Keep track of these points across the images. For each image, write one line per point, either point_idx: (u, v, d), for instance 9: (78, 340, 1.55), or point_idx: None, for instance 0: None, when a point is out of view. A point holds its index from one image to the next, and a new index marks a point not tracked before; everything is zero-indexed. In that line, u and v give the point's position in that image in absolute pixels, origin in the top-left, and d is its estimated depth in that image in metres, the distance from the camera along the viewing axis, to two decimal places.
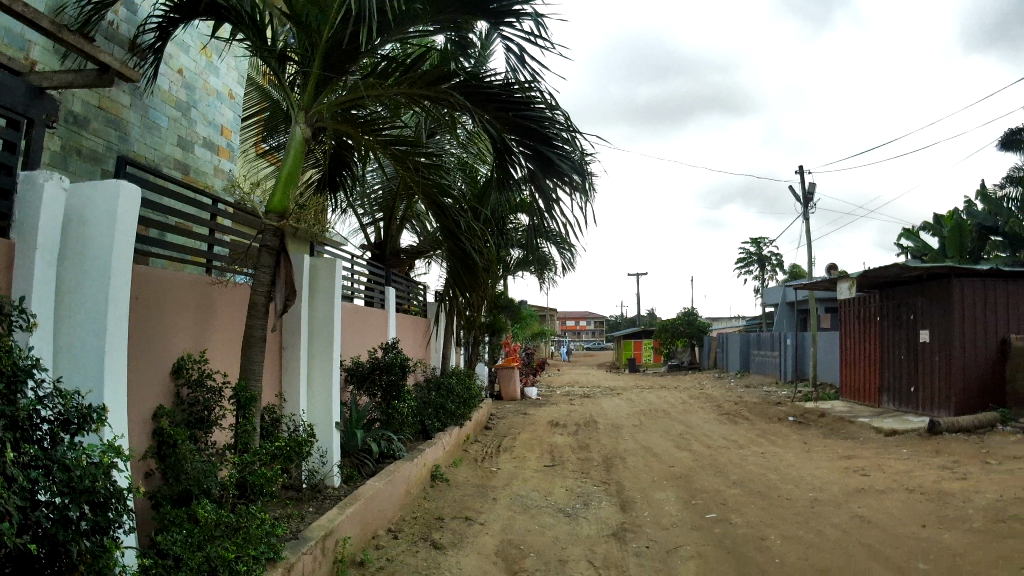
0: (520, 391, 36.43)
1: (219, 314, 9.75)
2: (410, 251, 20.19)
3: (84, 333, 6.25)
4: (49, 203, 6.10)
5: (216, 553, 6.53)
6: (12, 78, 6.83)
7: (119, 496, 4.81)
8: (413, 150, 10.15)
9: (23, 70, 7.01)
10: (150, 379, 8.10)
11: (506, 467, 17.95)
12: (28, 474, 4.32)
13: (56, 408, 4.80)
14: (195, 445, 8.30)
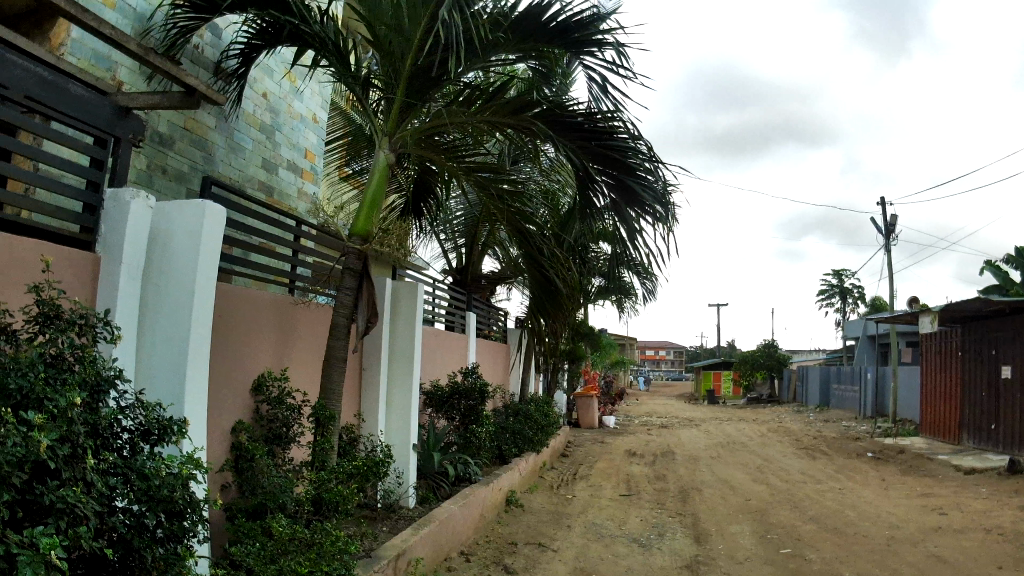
0: (599, 420, 36.31)
1: (301, 334, 9.94)
2: (489, 276, 20.32)
3: (165, 348, 6.43)
4: (135, 220, 6.33)
5: (290, 567, 6.64)
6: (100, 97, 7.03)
7: (196, 507, 4.92)
8: (496, 177, 10.19)
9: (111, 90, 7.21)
10: (230, 394, 8.28)
11: (582, 495, 17.90)
12: (107, 481, 4.45)
13: (137, 419, 4.96)
14: (273, 461, 8.45)
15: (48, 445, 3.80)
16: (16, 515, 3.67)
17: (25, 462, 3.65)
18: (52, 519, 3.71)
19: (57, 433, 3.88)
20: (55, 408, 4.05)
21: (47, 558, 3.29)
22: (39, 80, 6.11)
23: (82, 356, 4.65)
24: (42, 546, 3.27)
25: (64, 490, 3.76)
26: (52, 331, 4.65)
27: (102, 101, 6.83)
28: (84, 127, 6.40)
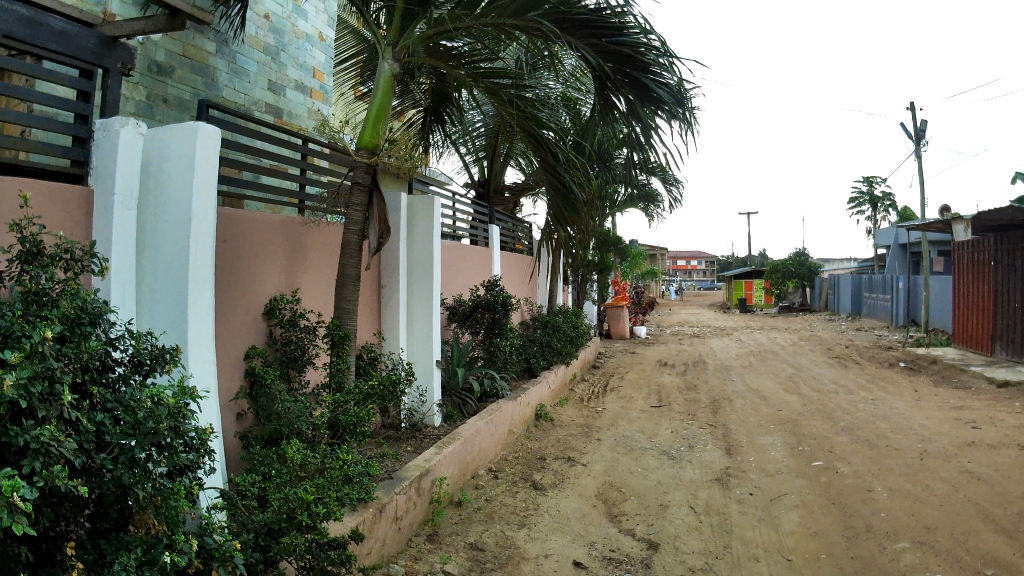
0: (631, 331, 36.18)
1: (312, 254, 9.76)
2: (515, 189, 20.01)
3: (165, 274, 6.25)
4: (127, 146, 6.15)
5: (295, 497, 5.61)
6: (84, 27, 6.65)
7: (194, 438, 4.59)
8: (512, 83, 9.85)
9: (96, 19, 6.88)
10: (241, 319, 8.13)
11: (612, 407, 17.78)
12: (93, 418, 4.15)
13: (128, 350, 4.70)
14: (288, 386, 8.30)
15: (22, 384, 3.59)
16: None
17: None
18: (28, 461, 3.48)
19: (32, 367, 3.70)
20: (30, 345, 3.82)
21: (12, 502, 3.15)
22: (21, 21, 5.78)
23: (65, 291, 4.41)
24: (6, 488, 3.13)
25: (41, 430, 3.55)
26: (34, 266, 4.46)
27: (90, 32, 6.38)
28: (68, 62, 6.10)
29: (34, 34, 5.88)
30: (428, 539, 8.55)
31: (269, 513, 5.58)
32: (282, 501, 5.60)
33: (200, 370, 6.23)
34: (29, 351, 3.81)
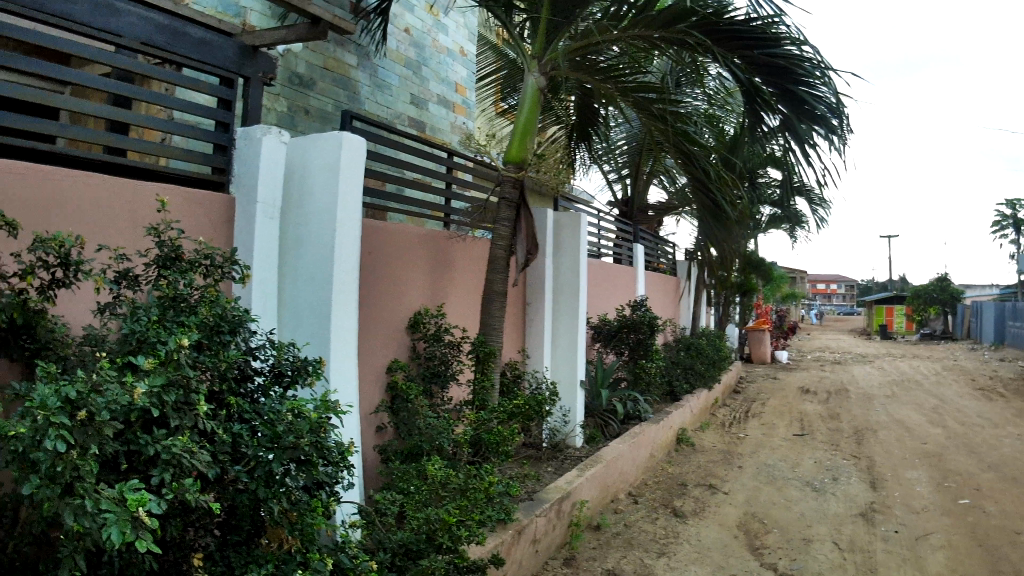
0: (771, 355, 35.25)
1: (457, 268, 9.60)
2: (658, 207, 19.62)
3: (308, 285, 6.14)
4: (270, 155, 6.05)
5: (435, 517, 5.34)
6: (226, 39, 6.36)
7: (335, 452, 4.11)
8: (659, 98, 9.44)
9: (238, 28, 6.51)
10: (383, 332, 8.01)
11: (753, 434, 17.21)
12: (228, 430, 3.88)
13: (269, 359, 4.51)
14: (430, 402, 8.12)
15: (155, 393, 3.35)
16: (121, 463, 3.29)
17: (127, 410, 3.22)
18: (156, 471, 3.22)
19: (167, 375, 3.50)
20: (165, 351, 3.62)
21: (138, 518, 2.90)
22: (161, 28, 5.71)
23: (203, 297, 4.26)
24: (132, 503, 2.89)
25: (174, 439, 3.26)
26: (172, 271, 4.35)
27: (231, 40, 6.28)
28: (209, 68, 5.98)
29: (172, 43, 5.80)
30: (566, 564, 8.26)
31: (407, 532, 5.28)
32: (420, 521, 5.30)
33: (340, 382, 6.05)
34: (164, 358, 3.61)
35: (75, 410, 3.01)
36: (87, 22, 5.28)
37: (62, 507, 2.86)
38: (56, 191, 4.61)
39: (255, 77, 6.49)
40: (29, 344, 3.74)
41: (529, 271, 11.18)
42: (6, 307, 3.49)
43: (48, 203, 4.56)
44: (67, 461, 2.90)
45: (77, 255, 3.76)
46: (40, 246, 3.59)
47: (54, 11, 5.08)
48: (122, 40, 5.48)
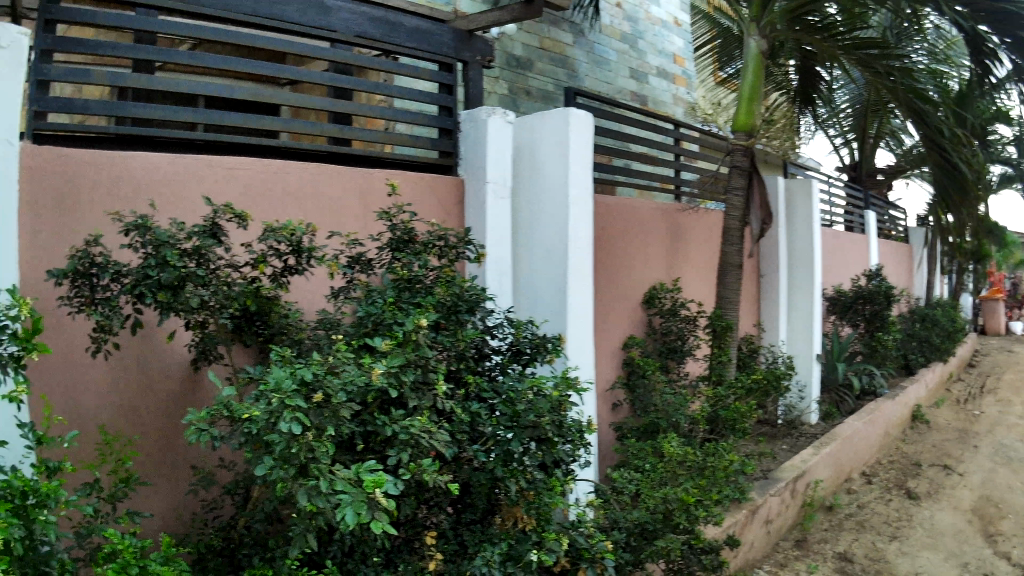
0: (1004, 325, 33.24)
1: (689, 242, 8.60)
2: (888, 172, 18.60)
3: (546, 263, 5.58)
4: (499, 136, 5.38)
5: (672, 496, 4.61)
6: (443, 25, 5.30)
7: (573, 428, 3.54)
8: (883, 54, 8.64)
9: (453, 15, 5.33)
10: (611, 309, 7.06)
11: (993, 410, 16.25)
12: (467, 408, 3.39)
13: (506, 338, 3.93)
14: (668, 378, 7.10)
15: (391, 372, 2.96)
16: (356, 443, 2.99)
17: (364, 391, 2.90)
18: (392, 453, 2.95)
19: (404, 356, 3.03)
20: (403, 331, 3.14)
21: (374, 497, 2.75)
22: (376, 20, 4.83)
23: (440, 276, 3.87)
24: (368, 482, 2.72)
25: (414, 420, 2.96)
26: (407, 253, 3.94)
27: (447, 24, 5.31)
28: (423, 54, 5.13)
29: (388, 34, 4.93)
30: (797, 545, 7.97)
31: (642, 510, 4.60)
32: (656, 499, 4.61)
33: (586, 354, 5.54)
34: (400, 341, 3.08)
35: (311, 392, 2.80)
36: (299, 20, 4.48)
37: (294, 488, 2.70)
38: (282, 188, 4.17)
39: (477, 63, 5.50)
40: (261, 329, 3.41)
41: (767, 243, 10.15)
42: (241, 294, 3.08)
43: (263, 189, 4.08)
44: (301, 442, 2.70)
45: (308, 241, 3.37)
46: (269, 235, 3.28)
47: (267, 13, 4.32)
48: (334, 33, 4.66)
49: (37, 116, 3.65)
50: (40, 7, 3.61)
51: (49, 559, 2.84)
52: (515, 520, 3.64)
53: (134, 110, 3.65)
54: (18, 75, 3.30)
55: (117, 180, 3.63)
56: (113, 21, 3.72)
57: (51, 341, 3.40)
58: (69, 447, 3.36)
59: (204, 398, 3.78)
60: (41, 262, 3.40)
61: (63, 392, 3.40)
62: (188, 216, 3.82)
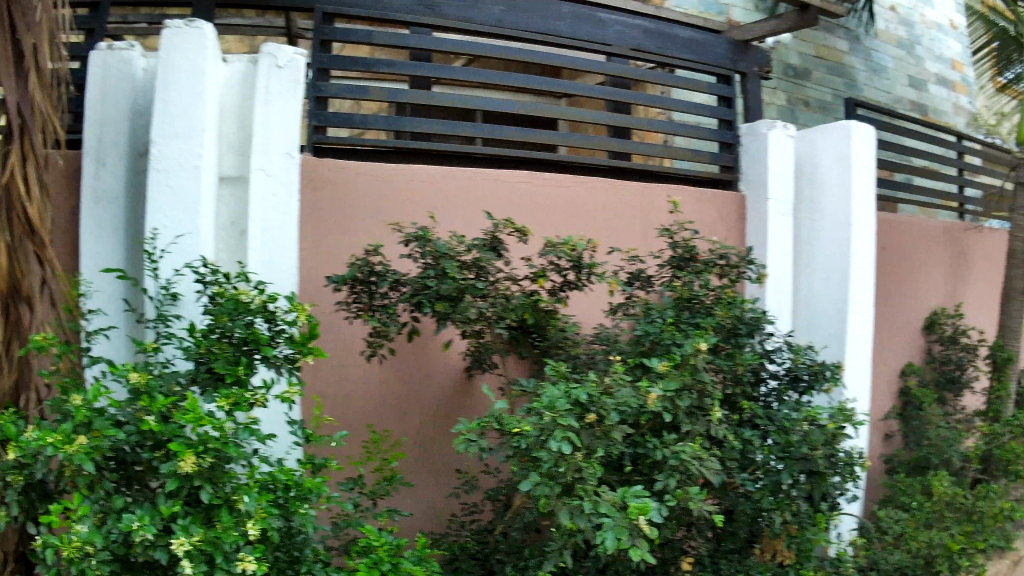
0: None
1: (985, 253, 6.09)
2: None
3: (821, 283, 3.99)
4: (783, 153, 4.05)
5: (939, 539, 3.89)
6: (719, 38, 4.25)
7: (846, 460, 3.20)
8: None
9: (728, 26, 4.28)
10: (900, 328, 5.27)
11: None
12: (739, 434, 3.14)
13: (786, 360, 3.44)
14: (940, 417, 4.92)
15: (667, 397, 2.74)
16: (624, 463, 2.88)
17: (636, 415, 2.72)
18: (661, 481, 2.76)
19: (682, 379, 2.78)
20: (680, 354, 2.84)
21: (636, 527, 2.46)
22: (649, 31, 4.03)
23: None
24: (632, 509, 2.45)
25: (687, 445, 2.76)
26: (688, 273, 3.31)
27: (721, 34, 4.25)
28: (704, 68, 4.18)
29: (665, 44, 4.08)
30: None
31: (902, 552, 3.92)
32: (921, 542, 3.89)
33: (869, 390, 4.04)
34: (679, 363, 2.82)
35: (584, 412, 2.63)
36: (571, 35, 3.85)
37: (559, 508, 2.56)
38: (562, 201, 3.62)
39: (754, 74, 4.40)
40: (538, 341, 3.08)
41: None
42: (520, 307, 2.82)
43: (554, 205, 3.59)
44: (570, 462, 2.56)
45: (592, 257, 2.89)
46: (550, 250, 2.83)
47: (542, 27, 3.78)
48: (607, 48, 3.93)
49: (318, 132, 3.40)
50: (316, 30, 3.40)
51: (302, 546, 2.50)
52: (775, 552, 3.40)
53: (410, 125, 3.38)
54: (297, 97, 2.87)
55: (397, 189, 3.30)
56: (389, 40, 3.42)
57: (323, 342, 3.14)
58: (336, 446, 3.12)
59: (476, 409, 3.46)
60: (323, 264, 3.16)
61: (332, 391, 3.16)
62: (467, 228, 3.42)
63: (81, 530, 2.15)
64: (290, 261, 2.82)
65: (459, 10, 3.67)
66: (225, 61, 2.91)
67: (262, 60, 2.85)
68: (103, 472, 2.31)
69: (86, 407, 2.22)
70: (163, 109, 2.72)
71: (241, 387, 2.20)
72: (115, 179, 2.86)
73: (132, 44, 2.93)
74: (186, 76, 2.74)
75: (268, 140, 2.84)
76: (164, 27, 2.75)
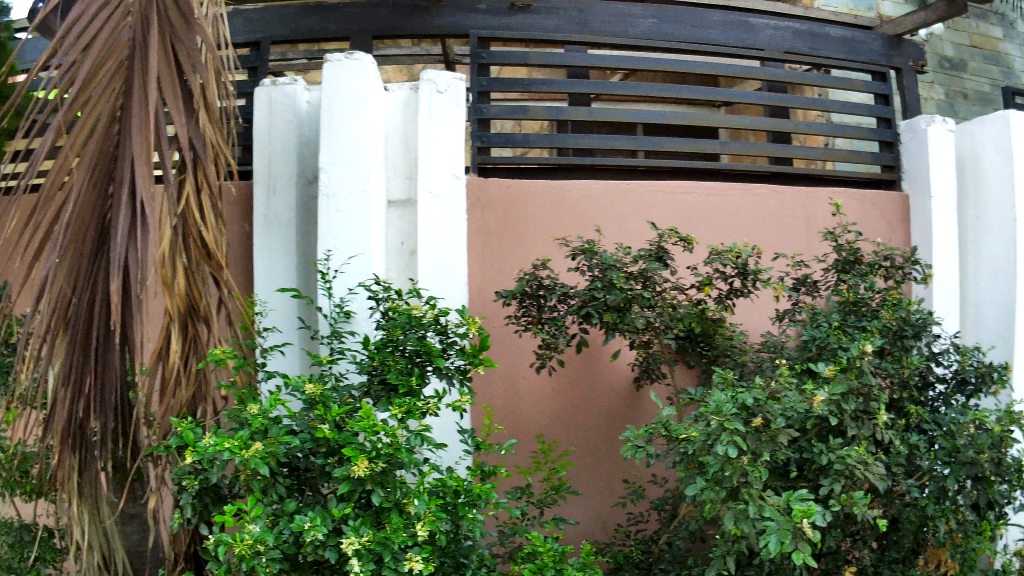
0: None
1: None
2: None
3: (988, 283, 3.82)
4: (944, 149, 3.93)
5: None
6: (869, 34, 4.12)
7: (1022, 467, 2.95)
8: None
9: (875, 21, 4.28)
10: None
11: None
12: (905, 438, 2.96)
13: (952, 362, 3.25)
14: None
15: (834, 400, 2.64)
16: (790, 469, 2.74)
17: (802, 419, 2.62)
18: (827, 483, 2.63)
19: (847, 382, 2.67)
20: (847, 357, 2.76)
21: (800, 530, 2.36)
22: (800, 32, 3.95)
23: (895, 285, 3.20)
24: (795, 512, 2.36)
25: (852, 448, 2.61)
26: (854, 275, 3.10)
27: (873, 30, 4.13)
28: (858, 66, 4.08)
29: (817, 44, 3.99)
30: None
31: None
32: None
33: None
34: (845, 367, 2.74)
35: (750, 416, 2.53)
36: (723, 42, 3.84)
37: (724, 512, 2.47)
38: (724, 209, 3.58)
39: (910, 68, 4.22)
40: (705, 350, 3.02)
41: None
42: (687, 316, 2.87)
43: (712, 210, 3.55)
44: (736, 466, 2.45)
45: (756, 263, 2.93)
46: (714, 257, 2.87)
47: (693, 36, 3.79)
48: (760, 53, 3.87)
49: (480, 152, 3.48)
50: (473, 55, 3.47)
51: (469, 551, 2.38)
52: (938, 562, 3.23)
53: (571, 141, 3.42)
54: (459, 118, 2.96)
55: (559, 205, 3.38)
56: (543, 59, 3.51)
57: (493, 354, 3.23)
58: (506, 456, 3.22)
59: (647, 415, 3.40)
60: (493, 279, 3.28)
61: (503, 401, 3.24)
62: (631, 240, 3.46)
63: (253, 529, 2.12)
64: (461, 276, 2.87)
65: (608, 24, 3.70)
66: (386, 89, 3.04)
67: (423, 87, 2.96)
68: (277, 476, 2.27)
69: (263, 416, 2.21)
70: (331, 135, 2.84)
71: (414, 396, 2.21)
72: (286, 205, 2.97)
73: (295, 78, 3.07)
74: (352, 105, 2.85)
75: (432, 161, 2.91)
76: (325, 59, 2.87)
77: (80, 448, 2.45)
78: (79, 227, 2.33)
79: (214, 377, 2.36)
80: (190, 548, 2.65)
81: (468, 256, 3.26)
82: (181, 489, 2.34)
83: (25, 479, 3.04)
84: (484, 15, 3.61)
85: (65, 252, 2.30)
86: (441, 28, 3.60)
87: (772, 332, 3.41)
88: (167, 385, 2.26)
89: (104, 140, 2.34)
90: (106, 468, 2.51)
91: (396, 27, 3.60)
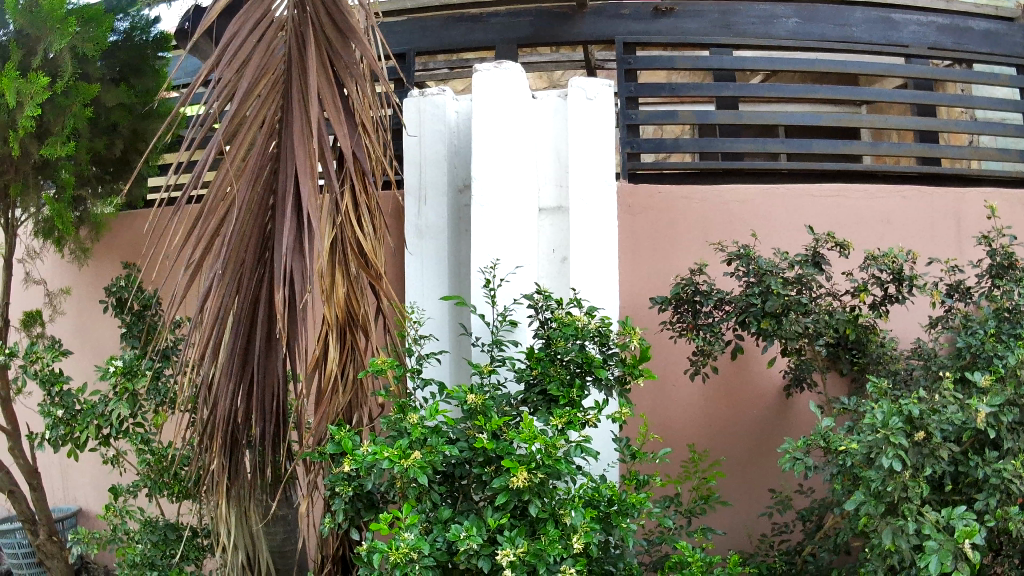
0: None
1: None
2: None
3: None
4: None
5: None
6: (1010, 26, 4.04)
7: None
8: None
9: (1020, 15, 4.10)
10: None
11: None
12: None
13: None
14: None
15: (993, 410, 2.39)
16: (944, 482, 2.52)
17: (960, 429, 2.43)
18: (983, 501, 2.40)
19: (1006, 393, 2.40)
20: (1007, 364, 2.53)
21: (961, 549, 2.20)
22: (940, 30, 3.93)
23: None
24: (958, 530, 2.19)
25: (1009, 462, 2.38)
26: (1009, 280, 2.93)
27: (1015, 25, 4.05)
28: (999, 60, 3.99)
29: (957, 41, 3.96)
30: None
31: None
32: None
33: None
34: (1003, 376, 2.47)
35: (913, 429, 2.42)
36: (868, 40, 3.85)
37: (882, 528, 2.39)
38: (877, 212, 3.55)
39: None
40: (857, 356, 3.08)
41: None
42: (841, 322, 2.93)
43: (852, 215, 3.55)
44: (898, 481, 2.35)
45: (912, 269, 2.98)
46: (870, 264, 2.97)
47: (836, 35, 3.84)
48: (903, 50, 3.88)
49: (629, 158, 3.62)
50: (620, 61, 3.70)
51: (617, 559, 2.37)
52: None
53: (718, 145, 3.54)
54: (608, 122, 3.04)
55: (701, 212, 3.49)
56: (689, 62, 3.65)
57: (652, 365, 3.41)
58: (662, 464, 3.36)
59: (801, 427, 3.44)
60: (645, 286, 3.46)
61: (658, 411, 3.41)
62: (787, 245, 3.50)
63: (409, 537, 2.07)
64: (612, 282, 2.96)
65: (754, 26, 3.81)
66: (536, 97, 3.15)
67: (573, 94, 3.03)
68: (431, 483, 2.28)
69: (422, 424, 2.24)
70: (488, 145, 2.95)
71: (574, 407, 2.31)
72: (437, 213, 3.12)
73: (444, 88, 3.18)
74: (501, 113, 2.95)
75: (584, 170, 3.00)
76: (475, 70, 2.98)
77: (231, 452, 2.43)
78: (239, 241, 2.30)
79: (369, 387, 2.43)
80: (338, 552, 2.60)
81: (621, 267, 3.46)
82: (335, 495, 2.33)
83: (175, 482, 3.08)
84: (633, 23, 3.81)
85: (227, 263, 2.27)
86: (588, 35, 3.83)
87: (923, 338, 3.42)
88: (324, 394, 2.30)
89: (261, 157, 2.33)
90: (258, 471, 2.48)
91: (543, 35, 3.85)
